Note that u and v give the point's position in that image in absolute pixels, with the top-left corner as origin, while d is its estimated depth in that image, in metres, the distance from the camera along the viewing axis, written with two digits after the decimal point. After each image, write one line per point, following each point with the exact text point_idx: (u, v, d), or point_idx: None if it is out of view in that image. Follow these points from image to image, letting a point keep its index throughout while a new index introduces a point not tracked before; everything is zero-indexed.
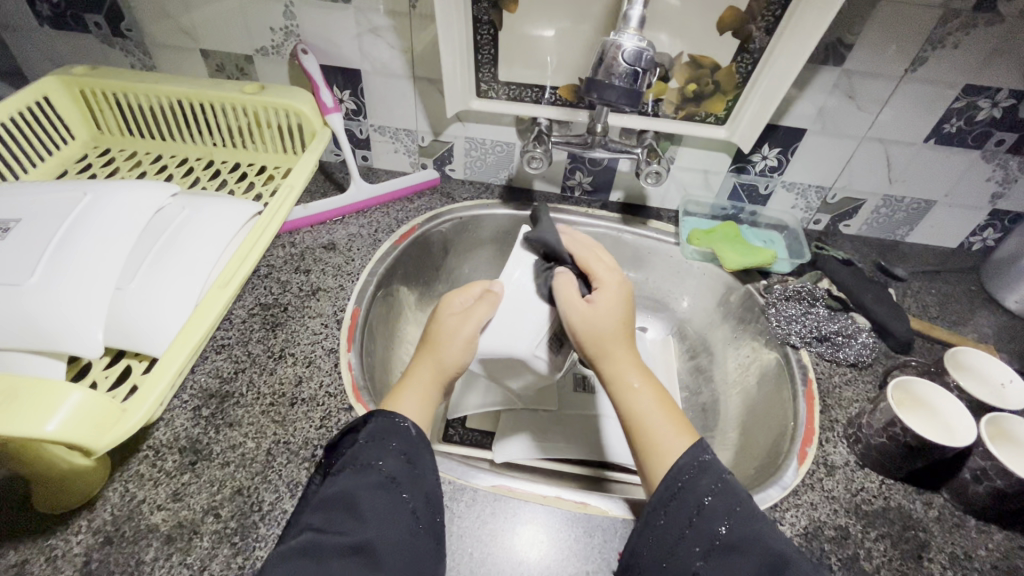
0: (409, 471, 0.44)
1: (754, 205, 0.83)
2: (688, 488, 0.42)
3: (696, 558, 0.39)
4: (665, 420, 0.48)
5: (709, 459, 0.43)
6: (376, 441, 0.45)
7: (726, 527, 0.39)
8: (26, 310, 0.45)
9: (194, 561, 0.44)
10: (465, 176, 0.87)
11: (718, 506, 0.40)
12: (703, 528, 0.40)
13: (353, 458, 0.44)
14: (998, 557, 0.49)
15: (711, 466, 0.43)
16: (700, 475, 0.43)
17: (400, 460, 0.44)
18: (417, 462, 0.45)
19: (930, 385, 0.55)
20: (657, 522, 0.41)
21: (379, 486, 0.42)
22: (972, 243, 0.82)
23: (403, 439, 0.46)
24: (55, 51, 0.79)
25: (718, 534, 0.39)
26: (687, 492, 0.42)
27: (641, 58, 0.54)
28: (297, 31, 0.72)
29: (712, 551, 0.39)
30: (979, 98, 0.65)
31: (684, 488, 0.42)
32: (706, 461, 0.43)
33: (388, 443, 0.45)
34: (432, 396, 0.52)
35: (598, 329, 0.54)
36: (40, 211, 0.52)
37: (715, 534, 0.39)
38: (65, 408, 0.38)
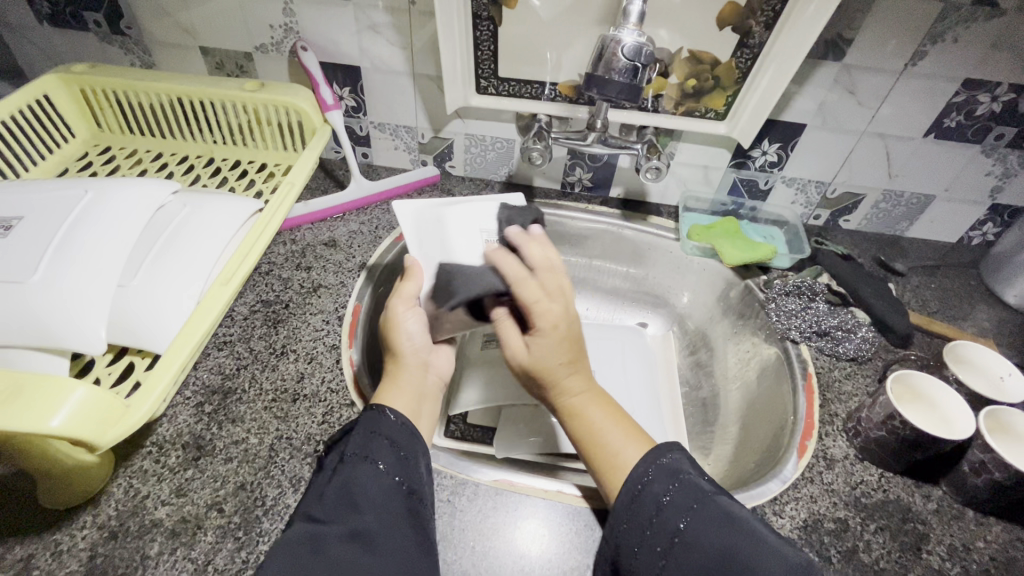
0: (403, 460, 0.45)
1: (754, 200, 0.83)
2: (646, 488, 0.44)
3: (658, 557, 0.41)
4: (622, 438, 0.49)
5: (666, 462, 0.45)
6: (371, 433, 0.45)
7: (686, 524, 0.41)
8: (29, 307, 0.45)
9: (198, 555, 0.44)
10: (465, 172, 0.87)
11: (676, 505, 0.42)
12: (663, 526, 0.42)
13: (353, 450, 0.45)
14: (997, 549, 0.49)
15: (668, 468, 0.45)
16: (657, 477, 0.44)
17: (390, 451, 0.45)
18: (414, 455, 0.46)
19: (929, 378, 0.55)
20: (622, 527, 0.43)
21: (375, 478, 0.43)
22: (972, 238, 0.82)
23: (402, 430, 0.46)
24: (55, 49, 0.79)
25: (678, 531, 0.41)
26: (647, 493, 0.44)
27: (641, 53, 0.54)
28: (297, 28, 0.72)
29: (671, 549, 0.41)
30: (979, 92, 0.65)
31: (643, 488, 0.44)
32: (664, 463, 0.45)
33: (379, 436, 0.45)
34: (403, 384, 0.52)
35: (538, 359, 0.51)
36: (42, 208, 0.52)
37: (674, 530, 0.41)
38: (70, 405, 0.38)
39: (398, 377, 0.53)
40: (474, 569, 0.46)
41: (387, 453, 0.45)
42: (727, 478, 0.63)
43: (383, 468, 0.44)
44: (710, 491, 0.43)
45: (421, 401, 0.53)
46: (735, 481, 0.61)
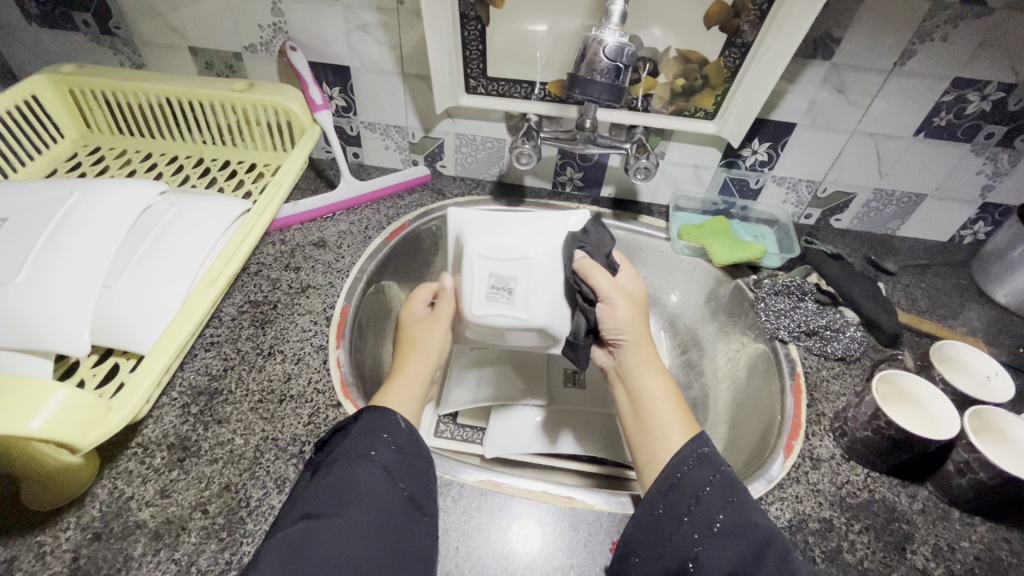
0: (401, 463, 0.46)
1: (745, 200, 0.83)
2: (689, 478, 0.46)
3: (694, 543, 0.42)
4: (671, 412, 0.53)
5: (708, 451, 0.47)
6: (365, 433, 0.46)
7: (724, 516, 0.43)
8: (12, 309, 0.45)
9: (181, 556, 0.44)
10: (457, 172, 0.87)
11: (716, 495, 0.44)
12: (702, 515, 0.43)
13: (348, 452, 0.45)
14: (982, 549, 0.50)
15: (710, 458, 0.47)
16: (698, 466, 0.46)
17: (390, 451, 0.46)
18: (409, 456, 0.47)
19: (914, 378, 0.55)
20: (657, 511, 0.45)
21: (370, 477, 0.44)
22: (963, 236, 0.82)
23: (396, 431, 0.47)
24: (44, 49, 0.79)
25: (716, 521, 0.43)
26: (688, 483, 0.45)
27: (622, 54, 0.54)
28: (285, 28, 0.72)
29: (710, 536, 0.42)
30: (969, 91, 0.65)
31: (683, 479, 0.46)
32: (706, 454, 0.47)
33: (380, 435, 0.46)
34: (408, 382, 0.56)
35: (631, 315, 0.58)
36: (27, 210, 0.52)
37: (713, 520, 0.43)
38: (51, 406, 0.38)
39: (405, 377, 0.57)
40: (458, 569, 0.46)
41: (384, 454, 0.45)
42: None
43: (368, 469, 0.44)
44: (742, 492, 0.44)
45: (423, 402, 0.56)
46: None
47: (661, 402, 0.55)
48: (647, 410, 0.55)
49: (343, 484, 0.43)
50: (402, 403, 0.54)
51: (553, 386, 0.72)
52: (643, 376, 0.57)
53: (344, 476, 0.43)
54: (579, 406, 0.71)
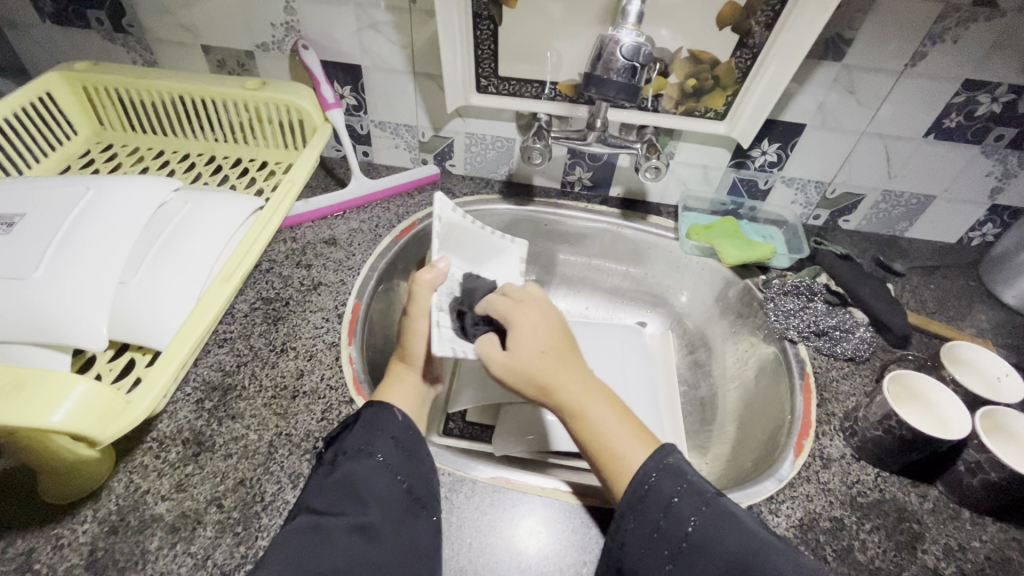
0: (402, 459, 0.45)
1: (754, 200, 0.83)
2: (655, 490, 0.43)
3: (665, 561, 0.41)
4: (623, 438, 0.47)
5: (673, 462, 0.44)
6: (369, 428, 0.46)
7: (694, 527, 0.41)
8: (31, 303, 0.46)
9: (197, 550, 0.44)
10: (466, 171, 0.87)
11: (686, 505, 0.42)
12: (672, 529, 0.42)
13: (354, 447, 0.45)
14: (993, 549, 0.50)
15: (675, 469, 0.44)
16: (665, 477, 0.44)
17: (391, 445, 0.46)
18: (413, 453, 0.46)
19: (925, 379, 0.55)
20: (627, 526, 0.43)
21: (372, 471, 0.44)
22: (972, 238, 0.82)
23: (397, 425, 0.47)
24: (58, 47, 0.79)
25: (686, 534, 0.41)
26: (653, 496, 0.43)
27: (639, 54, 0.55)
28: (297, 26, 0.72)
29: (680, 553, 0.41)
30: (979, 93, 0.65)
31: (651, 490, 0.43)
32: (670, 463, 0.44)
33: (381, 434, 0.46)
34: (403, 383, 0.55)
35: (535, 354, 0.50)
36: (44, 205, 0.52)
37: (683, 535, 0.41)
38: (72, 399, 0.39)
39: (403, 376, 0.56)
40: (471, 565, 0.47)
41: (384, 448, 0.45)
42: (725, 477, 0.63)
43: (382, 466, 0.44)
44: (711, 494, 0.43)
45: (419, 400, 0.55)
46: (733, 480, 0.61)
47: (608, 428, 0.47)
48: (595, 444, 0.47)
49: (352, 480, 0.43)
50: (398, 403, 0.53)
51: None
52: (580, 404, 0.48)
53: (364, 474, 0.43)
54: None
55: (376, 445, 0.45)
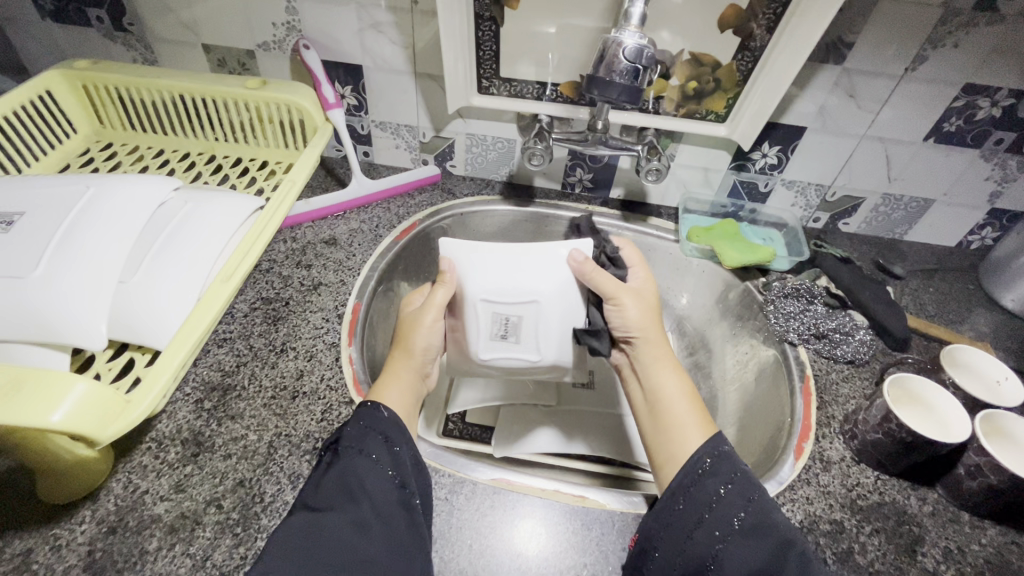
0: (393, 454, 0.45)
1: (754, 202, 0.83)
2: (711, 475, 0.45)
3: (715, 541, 0.42)
4: (688, 408, 0.53)
5: (728, 450, 0.47)
6: (361, 424, 0.46)
7: (743, 516, 0.43)
8: (29, 302, 0.45)
9: (196, 551, 0.44)
10: (466, 172, 0.87)
11: (736, 492, 0.44)
12: (721, 514, 0.43)
13: (348, 443, 0.45)
14: (992, 552, 0.50)
15: (728, 456, 0.47)
16: (719, 464, 0.46)
17: (381, 442, 0.45)
18: (404, 449, 0.46)
19: (926, 382, 0.55)
20: (676, 506, 0.45)
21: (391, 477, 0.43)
22: (971, 242, 0.83)
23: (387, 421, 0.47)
24: (58, 45, 0.79)
25: (737, 518, 0.43)
26: (707, 479, 0.45)
27: (642, 55, 0.55)
28: (299, 26, 0.72)
29: (730, 537, 0.42)
30: (978, 97, 0.66)
31: (704, 476, 0.46)
32: (724, 452, 0.47)
33: (374, 431, 0.46)
34: (403, 377, 0.55)
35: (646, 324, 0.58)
36: (42, 204, 0.52)
37: (733, 520, 0.43)
38: (71, 399, 0.39)
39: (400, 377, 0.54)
40: (471, 567, 0.47)
41: (380, 447, 0.45)
42: None
43: (377, 465, 0.44)
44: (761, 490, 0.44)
45: (414, 395, 0.54)
46: None
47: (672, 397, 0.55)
48: (663, 408, 0.54)
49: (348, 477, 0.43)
50: (392, 401, 0.51)
51: (563, 387, 0.73)
52: (656, 377, 0.56)
53: (360, 472, 0.43)
54: (587, 407, 0.71)
55: (371, 443, 0.45)
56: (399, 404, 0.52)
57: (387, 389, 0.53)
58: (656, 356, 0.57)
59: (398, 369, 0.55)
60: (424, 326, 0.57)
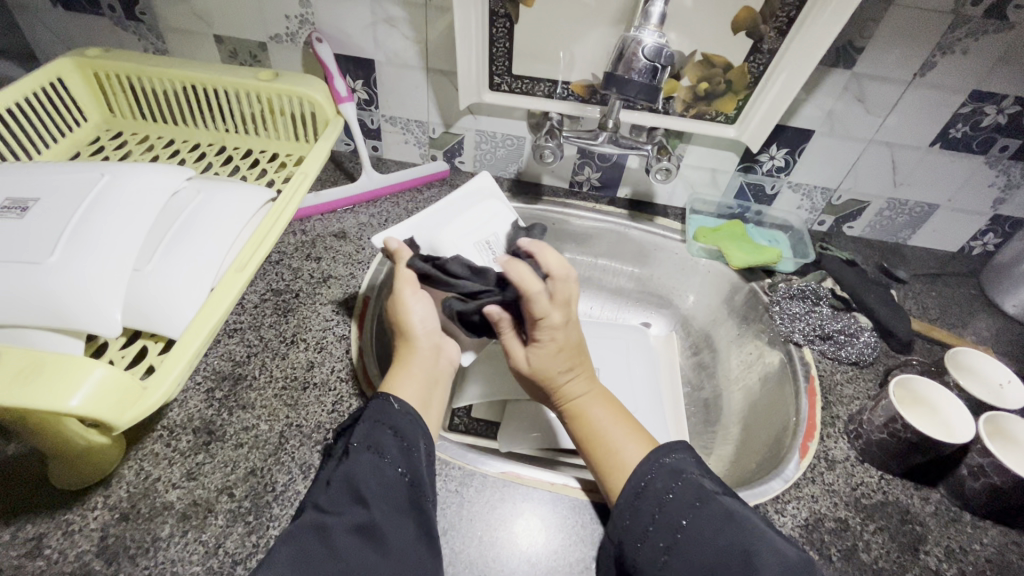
0: (403, 450, 0.44)
1: (760, 204, 0.84)
2: (651, 487, 0.45)
3: (661, 553, 0.42)
4: (624, 430, 0.51)
5: (670, 461, 0.47)
6: (372, 421, 0.45)
7: (687, 522, 0.42)
8: (44, 287, 0.45)
9: (209, 538, 0.44)
10: (475, 169, 0.88)
11: (679, 502, 0.44)
12: (665, 521, 0.43)
13: (358, 440, 0.44)
14: (993, 552, 0.51)
15: (671, 467, 0.46)
16: (662, 476, 0.46)
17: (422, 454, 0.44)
18: (414, 447, 0.44)
19: (930, 384, 0.56)
20: (623, 521, 0.45)
21: (398, 473, 0.42)
22: (973, 247, 0.84)
23: (397, 416, 0.45)
24: (69, 33, 0.79)
25: (679, 527, 0.42)
26: (650, 491, 0.45)
27: (661, 55, 0.55)
28: (312, 19, 0.72)
29: (674, 545, 0.42)
30: (986, 104, 0.66)
31: (646, 488, 0.45)
32: (666, 463, 0.46)
33: (382, 425, 0.45)
34: (413, 368, 0.51)
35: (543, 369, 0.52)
36: (57, 190, 0.52)
37: (677, 527, 0.43)
38: (89, 384, 0.39)
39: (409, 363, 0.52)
40: (482, 560, 0.47)
41: (391, 445, 0.44)
42: (728, 477, 0.64)
43: (390, 464, 0.42)
44: (709, 495, 0.44)
45: (433, 385, 0.52)
46: (737, 480, 0.62)
47: (605, 426, 0.51)
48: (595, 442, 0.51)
49: (352, 473, 0.41)
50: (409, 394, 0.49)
51: None
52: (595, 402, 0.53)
53: (369, 473, 0.41)
54: None
55: (380, 439, 0.44)
56: (414, 396, 0.49)
57: (400, 380, 0.50)
58: (584, 379, 0.54)
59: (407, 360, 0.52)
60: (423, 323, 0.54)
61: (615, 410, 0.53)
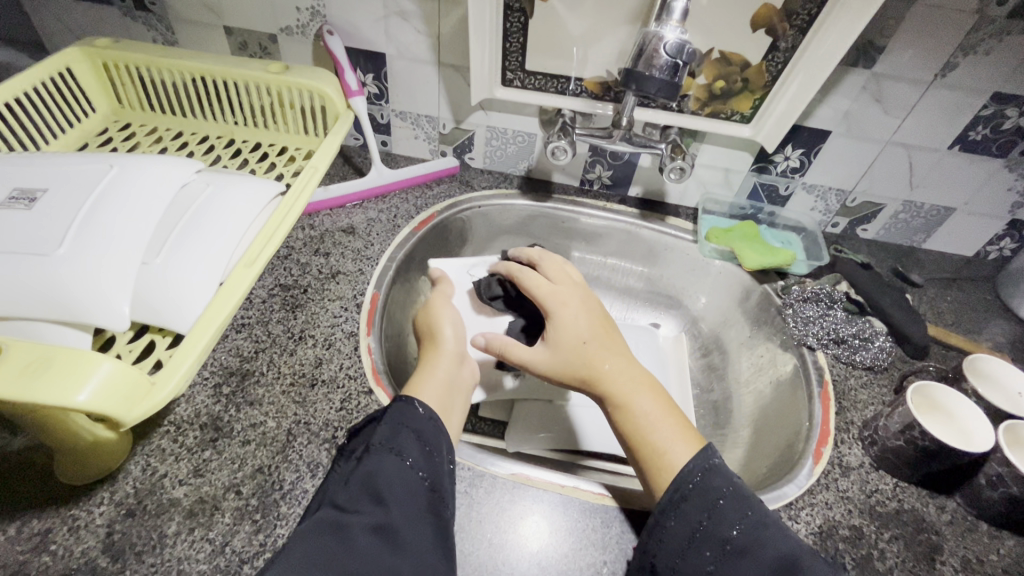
0: (428, 454, 0.43)
1: (773, 205, 0.83)
2: (700, 490, 0.43)
3: (707, 563, 0.40)
4: (672, 427, 0.49)
5: (719, 463, 0.45)
6: (391, 422, 0.44)
7: (738, 532, 0.41)
8: (55, 279, 0.45)
9: (216, 536, 0.44)
10: (484, 165, 0.87)
11: (730, 509, 0.42)
12: (714, 531, 0.41)
13: (380, 441, 0.42)
14: (1010, 562, 0.50)
15: (719, 470, 0.44)
16: (711, 478, 0.44)
17: (418, 444, 0.43)
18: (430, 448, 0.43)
19: (949, 391, 0.55)
20: (668, 524, 0.42)
21: (397, 469, 0.41)
22: (989, 252, 0.82)
23: (419, 421, 0.44)
24: (79, 23, 0.79)
25: (730, 537, 0.41)
26: (696, 497, 0.43)
27: (682, 51, 0.54)
28: (323, 11, 0.72)
29: (724, 556, 0.40)
30: (1008, 106, 0.65)
31: (694, 490, 0.43)
32: (716, 465, 0.45)
33: (406, 429, 0.43)
34: (436, 372, 0.51)
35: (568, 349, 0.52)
36: (67, 180, 0.52)
37: (727, 538, 0.41)
38: (97, 378, 0.38)
39: (433, 366, 0.52)
40: (490, 562, 0.46)
41: (410, 445, 0.42)
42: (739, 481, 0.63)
43: (408, 465, 0.41)
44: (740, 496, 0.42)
45: (454, 395, 0.51)
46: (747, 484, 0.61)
47: (652, 419, 0.49)
48: (638, 437, 0.49)
49: (383, 482, 0.40)
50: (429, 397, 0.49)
51: None
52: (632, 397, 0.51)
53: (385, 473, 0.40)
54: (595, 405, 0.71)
55: (401, 441, 0.42)
56: (435, 401, 0.49)
57: (422, 383, 0.50)
58: (620, 369, 0.52)
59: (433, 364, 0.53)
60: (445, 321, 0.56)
61: (659, 396, 0.51)
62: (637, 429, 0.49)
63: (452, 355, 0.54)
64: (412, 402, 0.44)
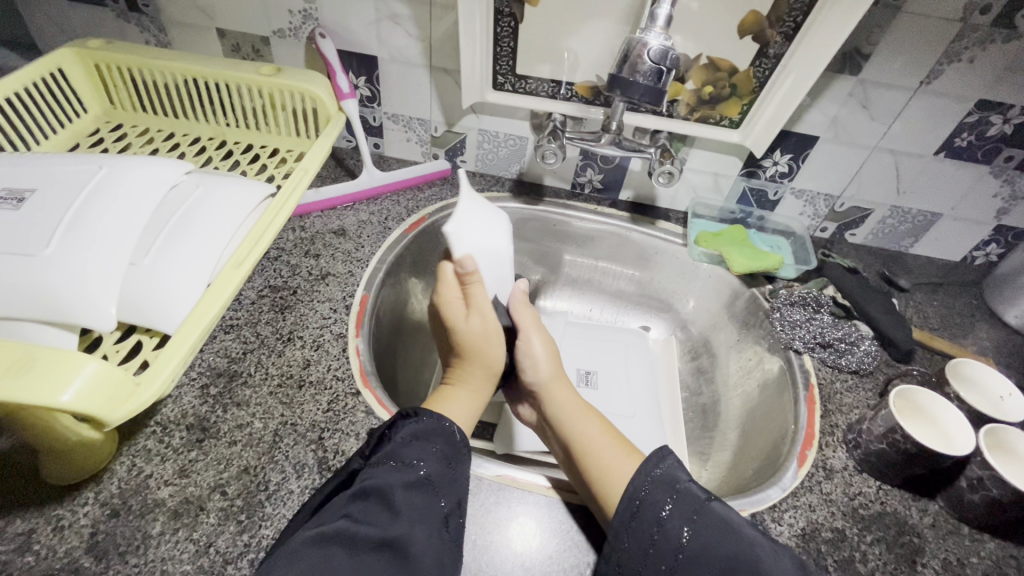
0: (449, 477, 0.43)
1: (762, 210, 0.84)
2: (648, 505, 0.44)
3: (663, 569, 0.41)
4: (613, 443, 0.50)
5: (661, 472, 0.45)
6: (419, 441, 0.44)
7: (687, 538, 0.41)
8: (41, 278, 0.45)
9: (200, 537, 0.44)
10: (476, 168, 0.87)
11: (678, 516, 0.42)
12: (667, 541, 0.42)
13: (403, 458, 0.43)
14: (990, 565, 0.50)
15: (665, 479, 0.45)
16: (656, 489, 0.44)
17: (439, 462, 0.44)
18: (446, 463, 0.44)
19: (931, 394, 0.56)
20: (623, 546, 0.43)
21: (415, 485, 0.41)
22: (975, 257, 0.83)
23: (446, 442, 0.45)
24: (72, 23, 0.79)
25: (681, 545, 0.41)
26: (647, 507, 0.43)
27: (667, 57, 0.55)
28: (316, 15, 0.72)
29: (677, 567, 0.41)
30: (991, 113, 0.66)
31: (641, 508, 0.44)
32: (658, 475, 0.45)
33: (433, 448, 0.44)
34: (469, 387, 0.52)
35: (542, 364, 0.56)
36: (56, 181, 0.52)
37: (678, 546, 0.41)
38: (81, 379, 0.38)
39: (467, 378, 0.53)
40: (474, 563, 0.46)
41: (431, 462, 0.43)
42: (726, 484, 0.64)
43: (426, 483, 0.42)
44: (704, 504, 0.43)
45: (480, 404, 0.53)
46: (733, 487, 0.62)
47: (596, 441, 0.50)
48: (588, 454, 0.49)
49: (388, 491, 0.40)
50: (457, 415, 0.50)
51: None
52: (575, 418, 0.53)
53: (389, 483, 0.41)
54: None
55: (422, 458, 0.43)
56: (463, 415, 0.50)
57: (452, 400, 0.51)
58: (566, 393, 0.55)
59: (465, 372, 0.53)
60: (480, 315, 0.52)
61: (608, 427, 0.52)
62: (583, 447, 0.50)
63: (487, 369, 0.53)
64: (438, 416, 0.46)
